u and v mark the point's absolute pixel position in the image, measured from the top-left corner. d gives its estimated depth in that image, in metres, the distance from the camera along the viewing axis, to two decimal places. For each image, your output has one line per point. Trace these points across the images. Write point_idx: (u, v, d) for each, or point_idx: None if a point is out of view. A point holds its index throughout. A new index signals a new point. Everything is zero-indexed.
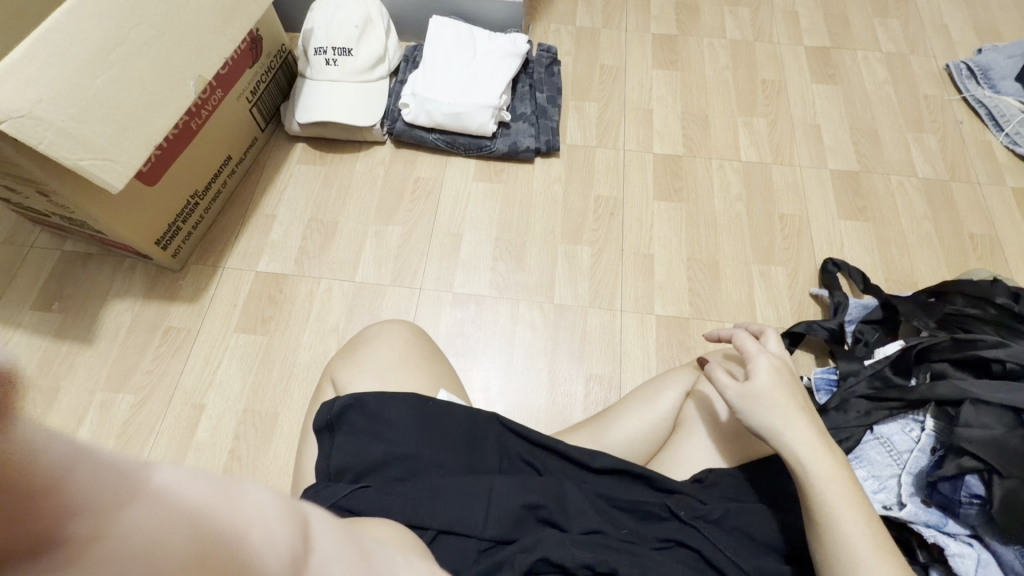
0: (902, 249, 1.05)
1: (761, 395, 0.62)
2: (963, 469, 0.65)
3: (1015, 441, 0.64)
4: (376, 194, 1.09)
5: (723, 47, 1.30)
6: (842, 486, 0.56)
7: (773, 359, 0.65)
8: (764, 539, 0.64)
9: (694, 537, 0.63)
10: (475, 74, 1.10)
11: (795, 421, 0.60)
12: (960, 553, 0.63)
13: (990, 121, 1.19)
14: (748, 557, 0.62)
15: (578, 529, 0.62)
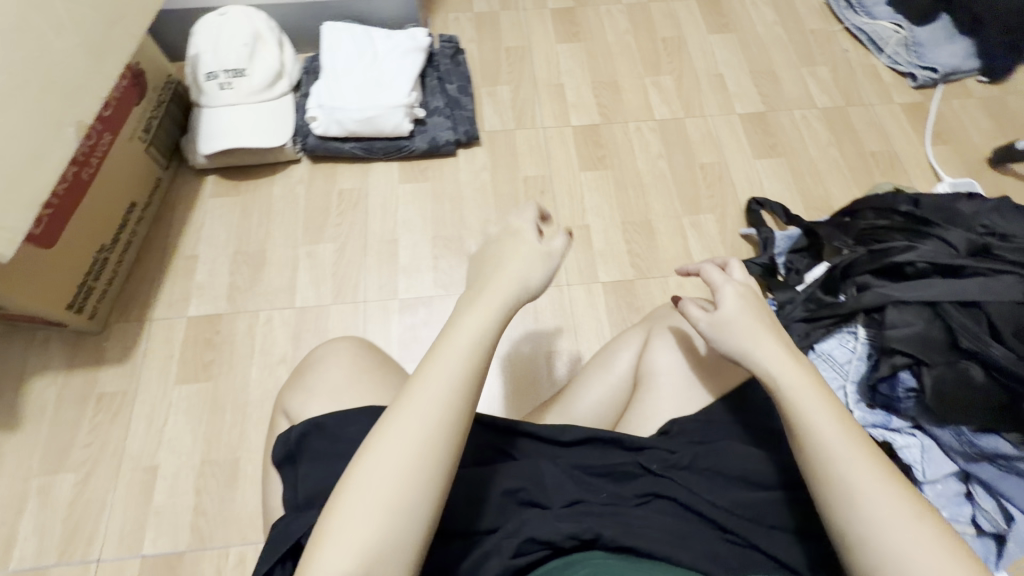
0: (815, 177, 1.11)
1: (730, 324, 0.59)
2: (896, 367, 0.71)
3: (935, 332, 0.70)
4: (301, 213, 1.06)
5: (620, 12, 1.33)
6: (812, 388, 0.53)
7: (740, 288, 0.62)
8: (734, 473, 0.67)
9: (670, 486, 0.65)
10: (380, 75, 1.07)
11: (762, 340, 0.57)
12: (906, 445, 0.73)
13: (871, 45, 1.27)
14: (722, 493, 0.65)
15: (560, 503, 0.63)
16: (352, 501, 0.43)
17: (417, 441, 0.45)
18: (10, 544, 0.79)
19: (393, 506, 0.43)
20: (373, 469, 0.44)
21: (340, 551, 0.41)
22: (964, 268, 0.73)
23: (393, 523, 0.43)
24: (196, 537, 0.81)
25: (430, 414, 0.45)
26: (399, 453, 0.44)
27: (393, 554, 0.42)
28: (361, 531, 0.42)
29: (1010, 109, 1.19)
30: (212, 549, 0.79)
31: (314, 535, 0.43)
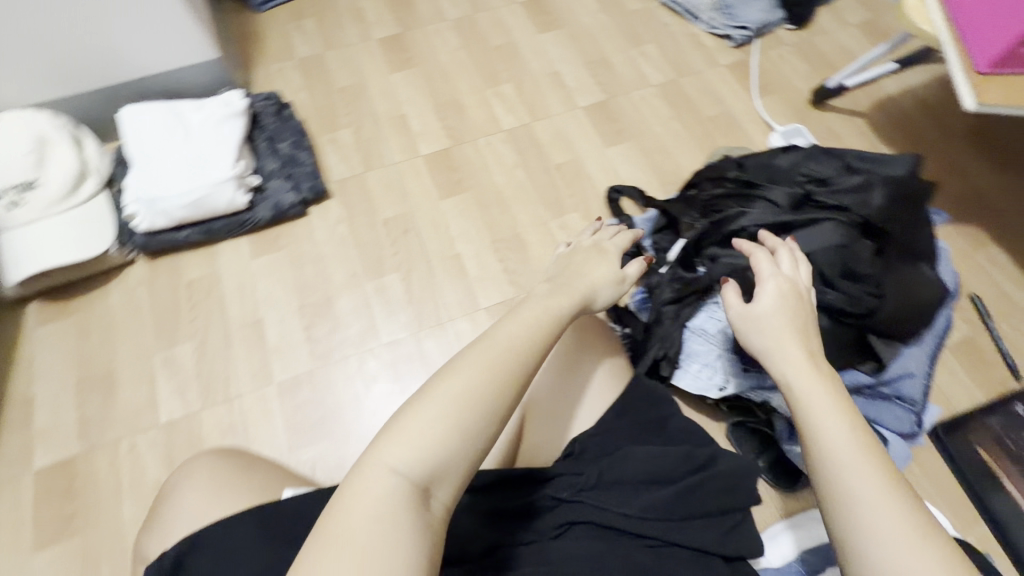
0: (664, 154, 1.15)
1: (761, 322, 0.57)
2: None
3: None
4: (148, 317, 0.96)
5: (447, 29, 1.31)
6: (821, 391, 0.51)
7: (780, 282, 0.60)
8: (637, 477, 0.72)
9: (583, 510, 0.70)
10: (199, 152, 0.99)
11: (784, 344, 0.55)
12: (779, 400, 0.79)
13: (688, 16, 1.33)
14: (630, 502, 0.71)
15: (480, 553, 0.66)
16: (422, 415, 0.47)
17: (486, 372, 0.50)
18: None
19: (460, 424, 0.47)
20: (451, 385, 0.49)
21: (401, 453, 0.46)
22: (792, 223, 0.77)
23: (458, 437, 0.47)
24: None
25: (498, 358, 0.52)
26: (473, 373, 0.50)
27: (447, 467, 0.47)
28: (426, 435, 0.46)
29: (821, 50, 1.28)
30: None
31: (380, 433, 0.47)
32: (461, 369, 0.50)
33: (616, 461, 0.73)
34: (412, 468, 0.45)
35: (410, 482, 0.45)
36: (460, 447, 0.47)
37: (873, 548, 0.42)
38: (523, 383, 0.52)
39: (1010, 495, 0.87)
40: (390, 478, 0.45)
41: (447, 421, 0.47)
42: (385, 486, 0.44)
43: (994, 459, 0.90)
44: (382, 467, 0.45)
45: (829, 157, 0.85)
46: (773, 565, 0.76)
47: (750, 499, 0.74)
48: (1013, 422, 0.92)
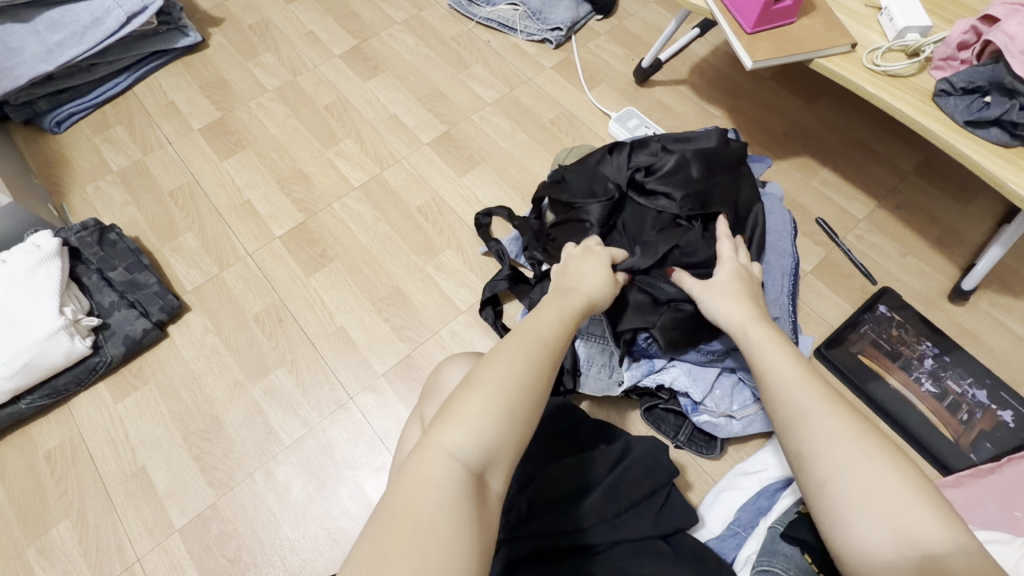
0: (518, 167, 1.17)
1: (715, 288, 0.71)
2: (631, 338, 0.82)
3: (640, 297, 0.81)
4: (6, 509, 0.85)
5: (272, 100, 1.26)
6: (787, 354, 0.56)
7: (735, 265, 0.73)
8: (590, 481, 0.73)
9: (593, 533, 0.69)
10: (14, 310, 0.88)
11: (735, 304, 0.67)
12: (673, 377, 0.86)
13: (505, 29, 1.36)
14: (612, 508, 0.71)
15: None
16: (478, 400, 0.48)
17: (523, 356, 0.53)
18: None
19: (511, 409, 0.48)
20: (501, 365, 0.51)
21: (460, 438, 0.45)
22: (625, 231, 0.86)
23: (511, 423, 0.48)
24: None
25: (535, 347, 0.54)
26: (512, 358, 0.52)
27: (500, 453, 0.47)
28: (482, 418, 0.47)
29: (632, 32, 1.36)
30: None
31: (438, 419, 0.47)
32: (504, 353, 0.52)
33: (538, 486, 0.72)
34: (471, 457, 0.45)
35: (469, 469, 0.45)
36: (511, 435, 0.48)
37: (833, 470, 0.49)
38: (556, 367, 0.55)
39: (895, 387, 0.96)
40: (448, 461, 0.44)
41: (503, 408, 0.48)
42: (445, 470, 0.44)
43: (876, 361, 0.98)
44: (441, 449, 0.45)
45: (640, 148, 0.90)
46: (714, 532, 0.78)
47: (670, 472, 0.77)
48: (882, 322, 1.02)
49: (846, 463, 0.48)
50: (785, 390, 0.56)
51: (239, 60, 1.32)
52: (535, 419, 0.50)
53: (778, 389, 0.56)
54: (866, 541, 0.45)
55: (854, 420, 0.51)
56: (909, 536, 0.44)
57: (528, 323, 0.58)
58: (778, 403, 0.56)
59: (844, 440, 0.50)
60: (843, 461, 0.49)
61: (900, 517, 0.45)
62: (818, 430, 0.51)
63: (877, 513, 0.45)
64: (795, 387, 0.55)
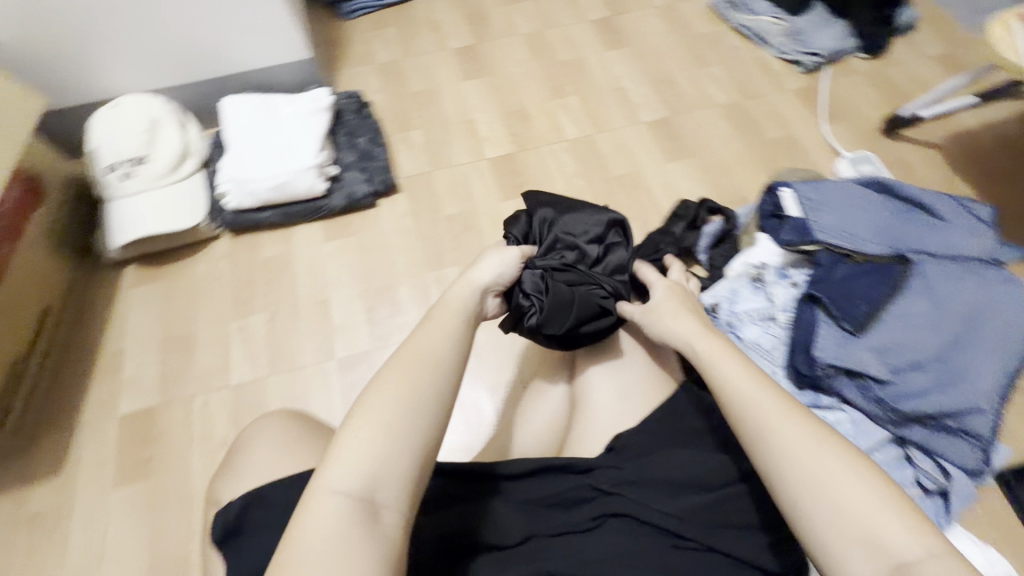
0: (725, 172, 1.16)
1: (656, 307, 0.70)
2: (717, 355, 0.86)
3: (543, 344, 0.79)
4: (227, 289, 1.04)
5: (519, 43, 1.36)
6: None
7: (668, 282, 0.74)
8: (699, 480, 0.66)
9: (680, 526, 0.62)
10: (288, 140, 1.08)
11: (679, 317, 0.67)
12: (838, 420, 0.76)
13: (757, 40, 1.34)
14: (711, 513, 0.63)
15: (515, 539, 0.63)
16: (355, 441, 0.48)
17: (406, 382, 0.52)
18: None
19: (391, 428, 0.49)
20: (383, 401, 0.50)
21: (342, 475, 0.47)
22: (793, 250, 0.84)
23: (392, 441, 0.48)
24: None
25: (428, 367, 0.53)
26: (395, 385, 0.51)
27: (391, 474, 0.47)
28: (365, 450, 0.47)
29: (893, 81, 1.27)
30: None
31: (320, 461, 0.48)
32: (384, 385, 0.51)
33: (643, 458, 0.67)
34: (359, 489, 0.46)
35: (354, 498, 0.46)
36: (397, 450, 0.48)
37: (801, 477, 0.48)
38: (456, 379, 0.54)
39: None
40: (335, 501, 0.45)
41: (374, 438, 0.48)
42: (335, 509, 0.45)
43: None
44: (327, 491, 0.46)
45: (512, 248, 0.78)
46: None
47: None
48: None
49: (810, 477, 0.48)
50: (742, 410, 0.53)
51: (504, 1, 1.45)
52: (426, 431, 0.50)
53: (739, 410, 0.54)
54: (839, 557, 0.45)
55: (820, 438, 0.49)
56: (874, 542, 0.44)
57: (432, 335, 0.56)
58: (739, 423, 0.53)
59: (808, 456, 0.48)
60: (817, 478, 0.47)
61: (867, 527, 0.45)
62: (781, 444, 0.50)
63: (850, 527, 0.45)
64: (749, 403, 0.53)
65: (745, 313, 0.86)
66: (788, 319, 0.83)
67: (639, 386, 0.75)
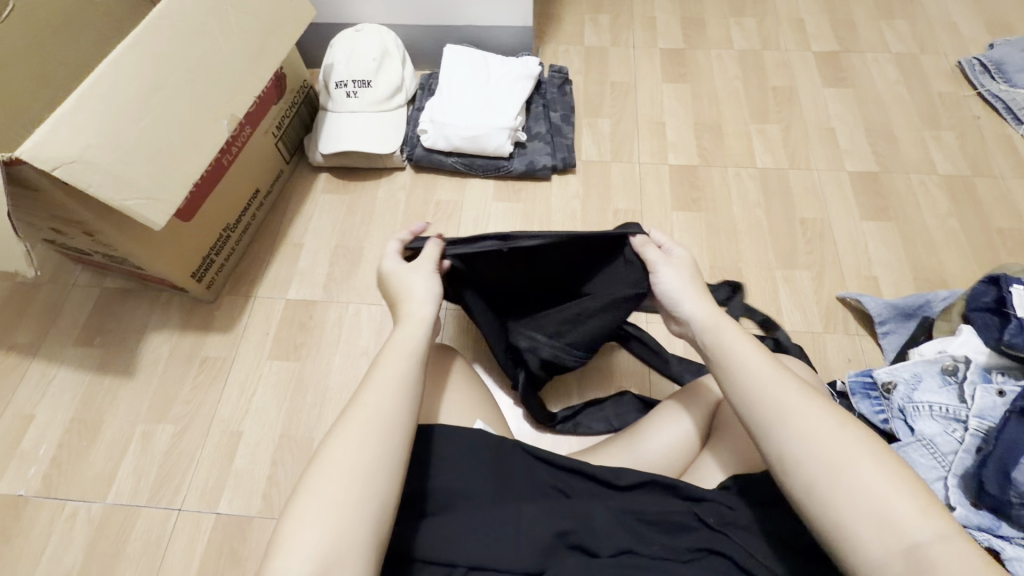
0: (929, 248, 1.04)
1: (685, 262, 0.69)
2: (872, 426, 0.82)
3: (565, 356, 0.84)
4: (398, 218, 1.11)
5: (731, 58, 1.31)
6: None
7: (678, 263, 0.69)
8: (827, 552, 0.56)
9: None
10: (491, 98, 1.14)
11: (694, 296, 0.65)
12: (1018, 556, 0.63)
13: (1007, 115, 1.19)
14: None
15: (609, 552, 0.57)
16: (304, 519, 0.48)
17: (360, 452, 0.51)
18: (113, 477, 0.89)
19: (344, 499, 0.49)
20: (337, 465, 0.50)
21: (296, 549, 0.46)
22: (1013, 352, 0.74)
23: (345, 512, 0.48)
24: (266, 506, 0.86)
25: (365, 437, 0.52)
26: (349, 456, 0.51)
27: (347, 545, 0.47)
28: (322, 521, 0.48)
29: None
30: (277, 521, 0.85)
31: (274, 538, 0.48)
32: (338, 452, 0.51)
33: (756, 508, 0.59)
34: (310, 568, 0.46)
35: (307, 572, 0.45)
36: (350, 520, 0.48)
37: (819, 461, 0.50)
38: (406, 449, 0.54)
39: None
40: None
41: (326, 506, 0.48)
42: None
43: None
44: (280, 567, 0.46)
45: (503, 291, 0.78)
46: None
47: None
48: None
49: (828, 462, 0.50)
50: (757, 395, 0.55)
51: (725, 12, 1.40)
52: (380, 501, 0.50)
53: (753, 390, 0.56)
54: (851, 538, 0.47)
55: (844, 426, 0.51)
56: (890, 526, 0.46)
57: (357, 409, 0.54)
58: (750, 407, 0.56)
59: (823, 439, 0.51)
60: (833, 465, 0.49)
61: (881, 510, 0.47)
62: (798, 426, 0.52)
63: (860, 510, 0.47)
64: (768, 390, 0.55)
65: (925, 404, 0.77)
66: (980, 428, 0.71)
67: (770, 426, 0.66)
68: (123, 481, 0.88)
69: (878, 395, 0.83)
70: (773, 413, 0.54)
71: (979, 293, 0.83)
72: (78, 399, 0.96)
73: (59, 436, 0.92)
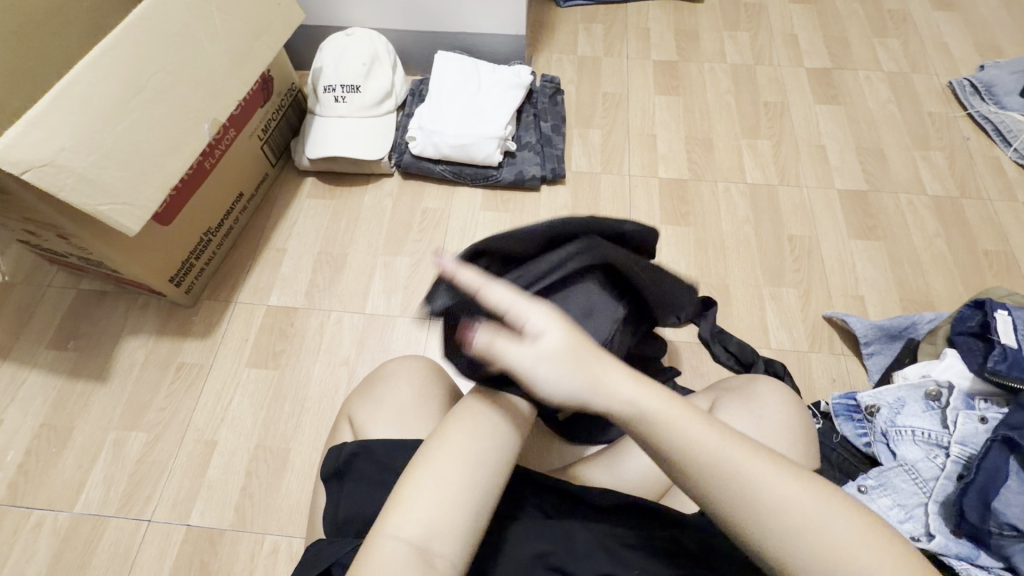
0: (915, 268, 1.04)
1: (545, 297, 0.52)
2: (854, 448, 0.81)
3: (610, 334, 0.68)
4: (384, 226, 1.10)
5: (724, 72, 1.31)
6: None
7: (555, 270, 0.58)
8: None
9: None
10: (481, 106, 1.13)
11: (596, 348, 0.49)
12: None
13: (996, 136, 1.19)
14: None
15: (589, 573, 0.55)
16: (420, 487, 0.47)
17: (479, 434, 0.50)
18: (81, 486, 0.87)
19: (456, 476, 0.47)
20: (448, 442, 0.50)
21: (408, 521, 0.45)
22: (996, 378, 0.74)
23: (456, 489, 0.47)
24: (239, 519, 0.84)
25: (488, 424, 0.51)
26: (466, 436, 0.50)
27: (457, 523, 0.46)
28: (436, 496, 0.46)
29: None
30: (249, 534, 0.83)
31: (386, 502, 0.47)
32: (455, 437, 0.50)
33: None
34: (419, 537, 0.45)
35: (409, 545, 0.44)
36: (460, 504, 0.47)
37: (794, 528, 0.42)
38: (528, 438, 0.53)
39: None
40: (392, 545, 0.44)
41: (445, 482, 0.47)
42: (396, 558, 0.44)
43: None
44: (387, 533, 0.45)
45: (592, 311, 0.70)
46: None
47: None
48: None
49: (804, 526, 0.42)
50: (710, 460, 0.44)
51: (720, 26, 1.40)
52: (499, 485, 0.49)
53: (729, 480, 0.44)
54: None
55: (826, 503, 0.43)
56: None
57: (478, 401, 0.54)
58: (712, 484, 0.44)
59: (813, 528, 0.42)
60: (839, 557, 0.41)
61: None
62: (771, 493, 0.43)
63: None
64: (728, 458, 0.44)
65: (908, 428, 0.76)
66: (961, 454, 0.71)
67: None
68: (91, 489, 0.86)
69: (861, 418, 0.82)
70: (752, 510, 0.43)
71: (964, 317, 0.83)
72: (49, 404, 0.93)
73: (27, 442, 0.90)
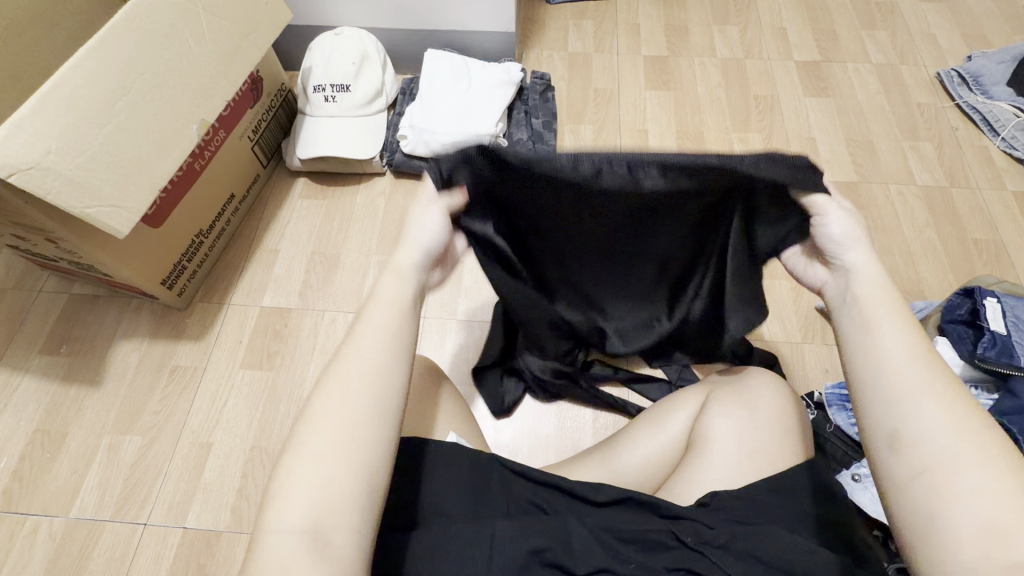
0: (906, 258, 1.04)
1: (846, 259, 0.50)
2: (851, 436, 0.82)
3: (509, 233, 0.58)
4: (377, 224, 1.10)
5: (713, 66, 1.31)
6: None
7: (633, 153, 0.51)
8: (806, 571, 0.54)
9: None
10: (472, 104, 1.13)
11: (890, 312, 0.47)
12: None
13: (984, 126, 1.20)
14: None
15: (585, 570, 0.55)
16: (300, 472, 0.43)
17: (350, 397, 0.45)
18: (76, 491, 0.86)
19: (329, 453, 0.43)
20: (323, 409, 0.44)
21: (290, 510, 0.42)
22: (986, 366, 0.74)
23: (333, 468, 0.43)
24: (235, 521, 0.84)
25: (359, 381, 0.45)
26: (334, 402, 0.44)
27: (348, 494, 0.42)
28: (315, 476, 0.42)
29: None
30: (245, 536, 0.83)
31: (264, 499, 0.43)
32: (327, 409, 0.44)
33: (735, 525, 0.58)
34: (305, 524, 0.41)
35: (298, 533, 0.41)
36: (339, 481, 0.42)
37: (923, 431, 0.43)
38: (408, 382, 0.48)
39: None
40: (281, 539, 0.41)
41: (321, 462, 0.43)
42: (286, 548, 0.41)
43: None
44: (274, 528, 0.42)
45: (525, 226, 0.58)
46: None
47: None
48: None
49: (937, 431, 0.42)
50: (883, 371, 0.45)
51: (709, 20, 1.40)
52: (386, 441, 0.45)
53: (882, 374, 0.46)
54: (943, 542, 0.40)
55: (962, 422, 0.42)
56: (1006, 538, 0.39)
57: (349, 356, 0.46)
58: (868, 390, 0.46)
59: (943, 434, 0.42)
60: (933, 466, 0.42)
61: (989, 518, 0.39)
62: (911, 401, 0.44)
63: (964, 506, 0.40)
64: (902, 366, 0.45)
65: None
66: None
67: (756, 444, 0.64)
68: (87, 494, 0.86)
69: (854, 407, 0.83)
70: (893, 396, 0.45)
71: (954, 305, 0.83)
72: (42, 410, 0.93)
73: (21, 448, 0.90)
